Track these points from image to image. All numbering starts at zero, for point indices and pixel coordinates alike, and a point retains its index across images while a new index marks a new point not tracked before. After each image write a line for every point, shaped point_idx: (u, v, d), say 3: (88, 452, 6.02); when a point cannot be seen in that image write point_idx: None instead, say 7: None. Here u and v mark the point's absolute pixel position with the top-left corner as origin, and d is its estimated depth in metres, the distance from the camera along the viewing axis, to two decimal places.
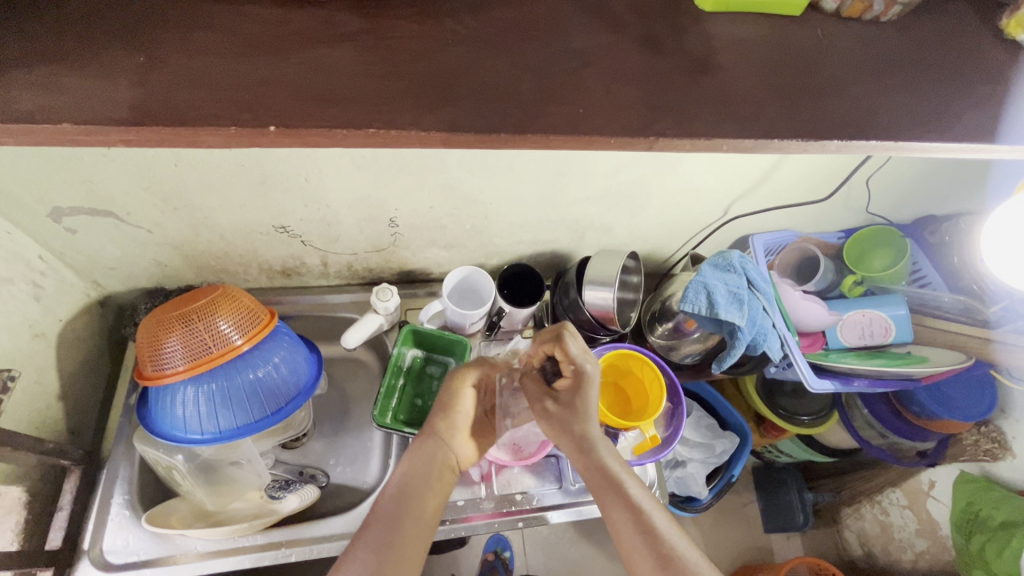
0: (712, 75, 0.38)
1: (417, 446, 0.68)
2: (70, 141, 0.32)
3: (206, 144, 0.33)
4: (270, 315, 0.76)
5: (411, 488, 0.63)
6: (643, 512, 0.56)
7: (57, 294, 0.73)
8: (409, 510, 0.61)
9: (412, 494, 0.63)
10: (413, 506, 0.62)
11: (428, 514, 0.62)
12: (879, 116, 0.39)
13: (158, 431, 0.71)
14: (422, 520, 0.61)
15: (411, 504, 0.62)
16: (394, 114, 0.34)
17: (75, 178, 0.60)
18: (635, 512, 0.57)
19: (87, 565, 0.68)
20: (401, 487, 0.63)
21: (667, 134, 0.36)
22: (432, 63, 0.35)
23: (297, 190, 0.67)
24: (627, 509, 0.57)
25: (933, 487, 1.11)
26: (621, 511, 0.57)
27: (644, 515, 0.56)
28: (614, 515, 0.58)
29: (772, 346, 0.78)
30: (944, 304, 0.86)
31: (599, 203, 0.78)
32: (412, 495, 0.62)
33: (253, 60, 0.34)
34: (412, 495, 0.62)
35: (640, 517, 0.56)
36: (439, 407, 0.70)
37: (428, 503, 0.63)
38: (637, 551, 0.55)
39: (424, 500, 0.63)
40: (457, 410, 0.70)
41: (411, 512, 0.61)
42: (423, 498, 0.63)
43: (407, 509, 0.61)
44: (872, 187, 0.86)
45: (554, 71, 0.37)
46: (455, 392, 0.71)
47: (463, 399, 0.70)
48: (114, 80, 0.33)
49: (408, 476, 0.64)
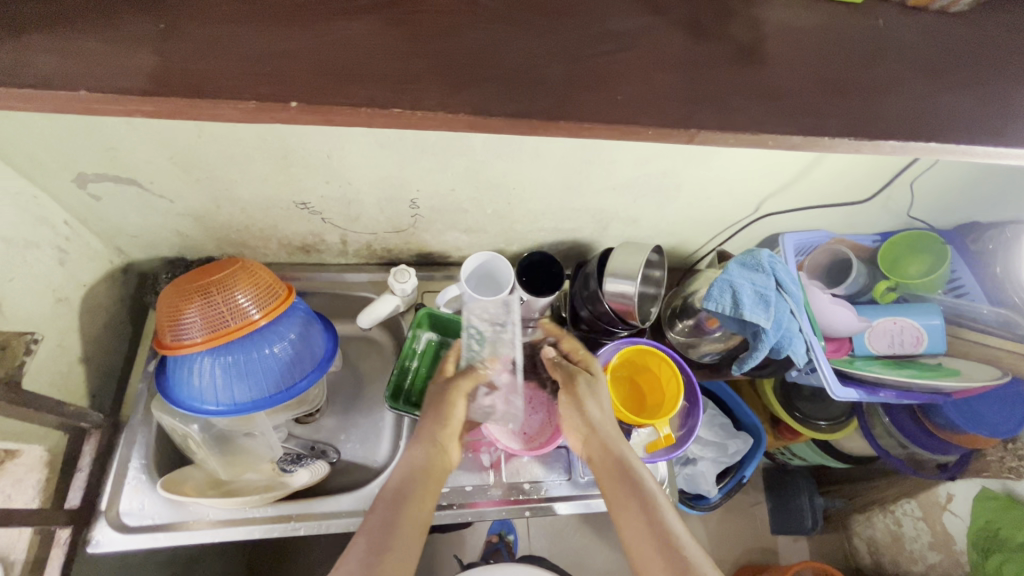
0: (761, 67, 0.36)
1: (412, 451, 0.68)
2: (88, 109, 0.31)
3: (227, 117, 0.32)
4: (288, 292, 0.76)
5: (403, 495, 0.63)
6: (663, 523, 0.60)
7: (81, 260, 0.74)
8: (400, 518, 0.61)
9: (407, 498, 0.63)
10: (409, 511, 0.62)
11: (421, 520, 0.62)
12: (941, 117, 0.36)
13: (176, 400, 0.72)
14: (416, 521, 0.61)
15: (406, 510, 0.62)
16: (419, 96, 0.32)
17: (100, 145, 0.60)
18: (651, 510, 0.61)
19: (103, 525, 0.70)
20: (398, 492, 0.64)
21: (709, 127, 0.34)
22: (463, 41, 0.33)
23: (320, 166, 0.66)
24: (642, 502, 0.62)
25: (950, 501, 1.08)
26: (639, 514, 0.62)
27: (660, 522, 0.61)
28: (637, 525, 0.61)
29: (797, 351, 0.75)
30: (980, 316, 0.84)
31: (626, 193, 0.76)
32: (407, 499, 0.63)
33: (275, 30, 0.33)
34: (406, 499, 0.63)
35: (658, 526, 0.60)
36: (434, 418, 0.71)
37: (424, 507, 0.63)
38: (644, 542, 0.60)
39: (417, 509, 0.62)
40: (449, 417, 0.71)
41: (403, 519, 0.61)
42: (416, 507, 0.63)
43: (399, 516, 0.61)
44: (914, 189, 0.81)
45: (591, 53, 0.34)
46: (444, 403, 0.72)
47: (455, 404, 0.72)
48: (134, 46, 0.32)
49: (403, 479, 0.65)
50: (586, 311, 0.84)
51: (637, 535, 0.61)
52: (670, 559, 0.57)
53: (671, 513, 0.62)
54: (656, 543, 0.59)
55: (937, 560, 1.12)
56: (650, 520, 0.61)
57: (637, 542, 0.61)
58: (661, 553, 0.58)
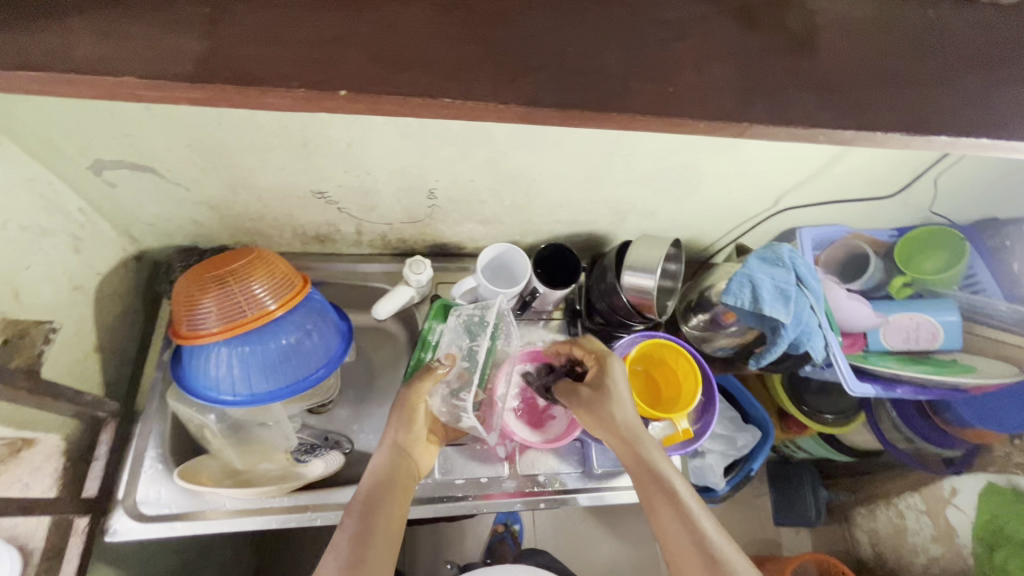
0: (812, 58, 0.35)
1: (377, 458, 0.68)
2: (130, 94, 0.31)
3: (270, 105, 0.31)
4: (304, 282, 0.76)
5: (376, 503, 0.62)
6: (691, 515, 0.59)
7: (96, 247, 0.73)
8: (375, 526, 0.60)
9: (378, 507, 0.62)
10: (382, 519, 0.61)
11: (396, 527, 0.61)
12: (992, 112, 0.35)
13: (193, 390, 0.72)
14: (390, 532, 0.60)
15: (378, 519, 0.60)
16: (469, 84, 0.31)
17: (119, 132, 0.59)
18: (678, 504, 0.60)
19: (120, 514, 0.70)
20: (368, 500, 0.62)
21: (760, 119, 0.33)
22: (511, 28, 0.32)
23: (339, 155, 0.65)
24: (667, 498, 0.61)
25: (954, 495, 1.07)
26: (666, 510, 0.60)
27: (688, 513, 0.59)
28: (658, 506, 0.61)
29: (817, 346, 0.74)
30: (999, 312, 0.82)
31: (646, 185, 0.75)
32: (379, 508, 0.61)
33: (320, 15, 0.32)
34: (377, 508, 0.61)
35: (686, 519, 0.59)
36: (400, 421, 0.71)
37: (396, 513, 0.62)
38: (675, 535, 0.59)
39: (389, 516, 0.61)
40: (415, 420, 0.71)
41: (377, 528, 0.60)
42: (389, 514, 0.61)
43: (374, 526, 0.60)
44: (937, 184, 0.81)
45: (641, 43, 0.33)
46: (411, 407, 0.71)
47: (418, 409, 0.72)
48: (175, 30, 0.31)
49: (373, 488, 0.64)
50: (602, 303, 0.84)
51: (669, 528, 0.60)
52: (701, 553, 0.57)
53: (695, 501, 0.61)
54: (689, 536, 0.58)
55: (939, 554, 1.12)
56: (677, 513, 0.60)
57: (669, 536, 0.59)
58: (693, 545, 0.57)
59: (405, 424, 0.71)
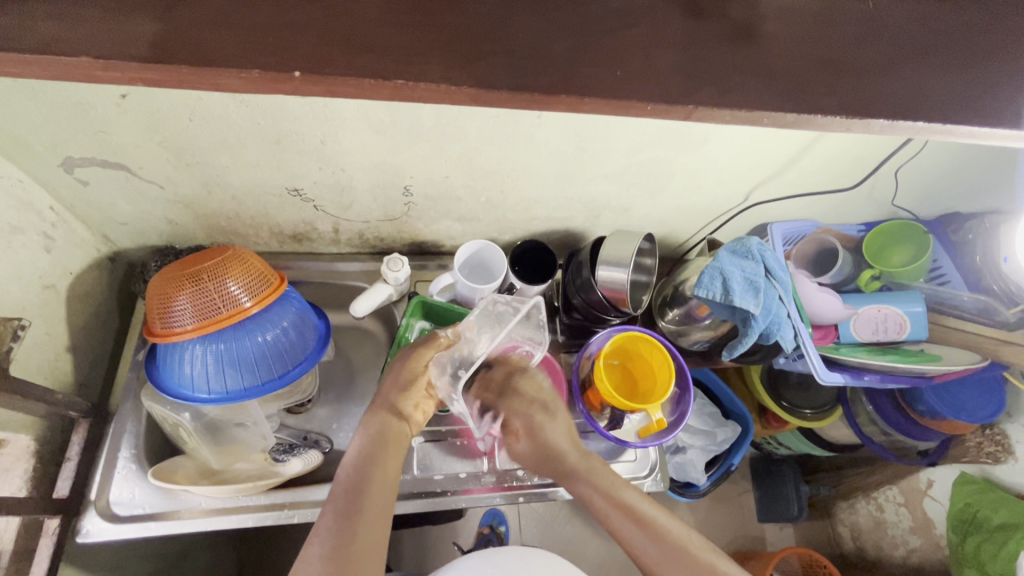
0: (757, 46, 0.37)
1: (370, 417, 0.66)
2: (83, 76, 0.32)
3: (226, 87, 0.32)
4: (280, 279, 0.76)
5: (369, 459, 0.61)
6: (641, 515, 0.62)
7: (68, 247, 0.73)
8: (371, 480, 0.59)
9: (373, 462, 0.61)
10: (377, 474, 0.60)
11: (389, 481, 0.61)
12: (926, 98, 0.37)
13: (167, 388, 0.72)
14: (384, 487, 0.60)
15: (374, 475, 0.60)
16: (423, 66, 0.33)
17: (89, 128, 0.59)
18: (627, 509, 0.63)
19: (93, 515, 0.69)
20: (361, 459, 0.61)
21: (706, 104, 0.35)
22: (465, 14, 0.34)
23: (313, 152, 0.66)
24: (613, 505, 0.63)
25: (930, 486, 1.11)
26: (619, 514, 0.62)
27: (635, 514, 0.62)
28: (608, 513, 0.63)
29: (785, 336, 0.76)
30: (962, 303, 0.85)
31: (618, 181, 0.76)
32: (373, 465, 0.61)
33: (276, 1, 0.33)
34: (372, 466, 0.61)
35: (638, 520, 0.62)
36: (398, 383, 0.68)
37: (390, 469, 0.61)
38: (631, 535, 0.61)
39: (383, 470, 0.61)
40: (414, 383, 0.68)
41: (371, 481, 0.59)
42: (382, 470, 0.61)
43: (367, 478, 0.59)
44: (899, 177, 0.83)
45: (590, 31, 0.35)
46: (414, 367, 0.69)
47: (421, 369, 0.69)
48: (132, 15, 0.32)
49: (365, 447, 0.63)
50: (579, 299, 0.85)
51: (626, 531, 0.62)
52: (658, 545, 0.60)
53: (638, 497, 0.64)
54: (646, 537, 0.61)
55: (919, 545, 1.15)
56: (629, 516, 0.62)
57: (626, 538, 0.62)
58: (651, 541, 0.60)
59: (404, 386, 0.68)
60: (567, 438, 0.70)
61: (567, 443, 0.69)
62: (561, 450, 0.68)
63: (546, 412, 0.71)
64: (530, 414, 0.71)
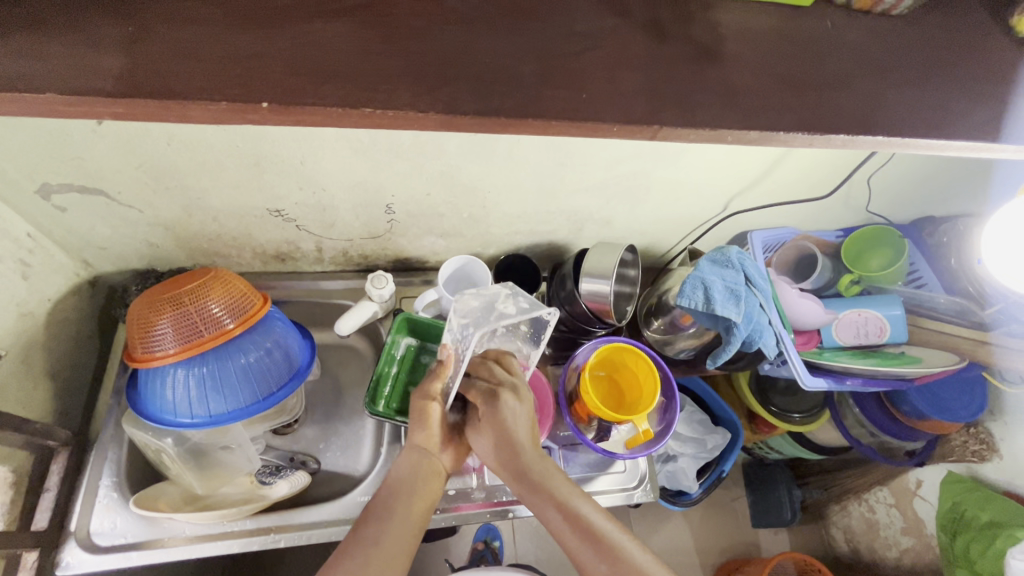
0: (719, 66, 0.38)
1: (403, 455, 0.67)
2: (51, 110, 0.32)
3: (196, 118, 0.33)
4: (264, 300, 0.76)
5: (399, 490, 0.64)
6: (594, 531, 0.59)
7: (47, 273, 0.72)
8: (395, 510, 0.62)
9: (401, 494, 0.63)
10: (402, 505, 0.63)
11: (418, 513, 0.63)
12: (886, 112, 0.39)
13: (149, 414, 0.71)
14: (409, 519, 0.62)
15: (399, 506, 0.62)
16: (393, 94, 0.33)
17: (66, 155, 0.59)
18: (582, 526, 0.60)
19: (73, 547, 0.68)
20: (389, 493, 0.64)
21: (670, 123, 0.36)
22: (434, 44, 0.35)
23: (293, 173, 0.66)
24: (568, 519, 0.60)
25: (919, 487, 1.12)
26: (573, 529, 0.60)
27: (588, 527, 0.60)
28: (561, 526, 0.61)
29: (767, 343, 0.78)
30: (939, 306, 0.85)
31: (598, 194, 0.77)
32: (400, 497, 0.63)
33: (248, 34, 0.34)
34: (399, 497, 0.63)
35: (591, 536, 0.59)
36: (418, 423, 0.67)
37: (417, 506, 0.63)
38: (584, 553, 0.59)
39: (411, 503, 0.63)
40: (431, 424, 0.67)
41: (396, 512, 0.62)
42: (410, 502, 0.63)
43: (392, 511, 0.62)
44: (872, 184, 0.85)
45: (555, 57, 0.36)
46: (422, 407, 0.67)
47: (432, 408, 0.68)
48: (103, 51, 0.33)
49: (394, 482, 0.65)
50: (564, 311, 0.86)
51: (578, 548, 0.59)
52: (610, 564, 0.58)
53: (592, 510, 0.62)
54: (598, 555, 0.58)
55: (910, 546, 1.15)
56: (581, 532, 0.59)
57: (579, 555, 0.59)
58: (602, 558, 0.58)
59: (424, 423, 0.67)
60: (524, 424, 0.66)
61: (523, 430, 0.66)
62: (521, 442, 0.65)
63: (513, 391, 0.68)
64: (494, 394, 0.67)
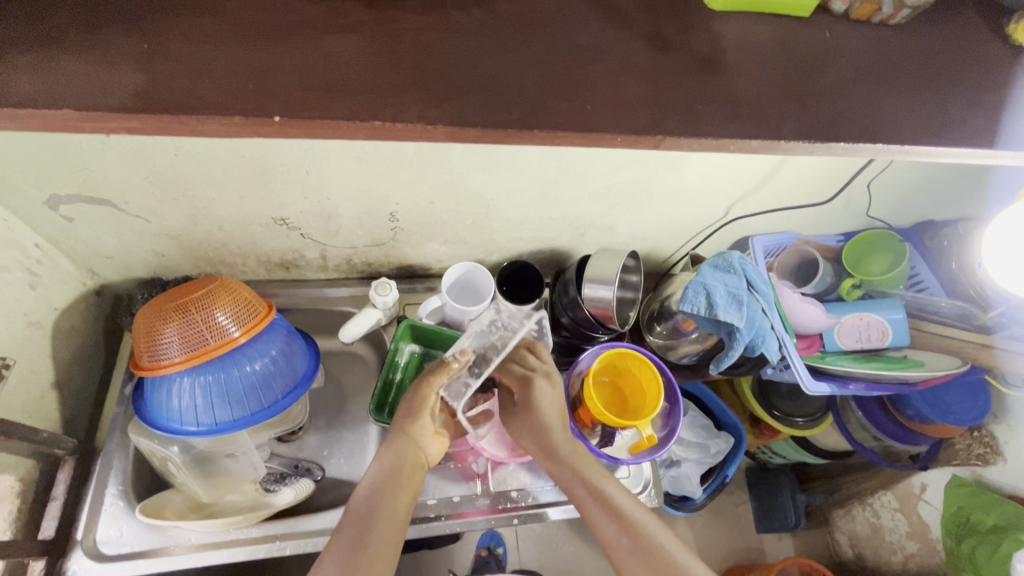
0: (720, 77, 0.38)
1: (384, 451, 0.65)
2: (66, 126, 0.33)
3: (208, 132, 0.34)
4: (269, 308, 0.76)
5: (381, 492, 0.61)
6: (616, 508, 0.63)
7: (54, 283, 0.73)
8: (381, 509, 0.60)
9: (383, 496, 0.60)
10: (386, 507, 0.60)
11: (402, 513, 0.60)
12: (886, 120, 0.39)
13: (155, 422, 0.71)
14: (393, 521, 0.59)
15: (383, 506, 0.60)
16: (400, 107, 0.34)
17: (75, 167, 0.59)
18: (606, 504, 0.63)
19: (80, 555, 0.68)
20: (372, 492, 0.61)
21: (673, 133, 0.36)
22: (440, 57, 0.36)
23: (298, 183, 0.67)
24: (593, 496, 0.64)
25: (924, 490, 1.12)
26: (597, 507, 0.64)
27: (610, 504, 0.63)
28: (587, 504, 0.65)
29: (770, 348, 0.78)
30: (940, 309, 0.86)
31: (599, 201, 0.78)
32: (384, 498, 0.60)
33: (258, 48, 0.35)
34: (383, 497, 0.60)
35: (613, 512, 0.63)
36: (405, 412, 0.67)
37: (401, 503, 0.61)
38: (607, 530, 0.62)
39: (395, 503, 0.60)
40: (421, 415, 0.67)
41: (380, 514, 0.59)
42: (394, 503, 0.60)
43: (378, 510, 0.59)
44: (872, 189, 0.86)
45: (558, 69, 0.37)
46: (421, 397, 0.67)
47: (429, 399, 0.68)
48: (116, 67, 0.33)
49: (376, 480, 0.62)
50: (567, 317, 0.86)
51: (602, 523, 0.63)
52: (631, 538, 0.61)
53: (617, 489, 0.65)
54: (620, 532, 0.61)
55: (916, 550, 1.15)
56: (603, 508, 0.63)
57: (603, 532, 0.63)
58: (624, 533, 0.61)
59: (414, 412, 0.67)
60: (557, 407, 0.71)
61: (555, 410, 0.71)
62: (549, 425, 0.70)
63: (546, 377, 0.73)
64: (528, 379, 0.73)
